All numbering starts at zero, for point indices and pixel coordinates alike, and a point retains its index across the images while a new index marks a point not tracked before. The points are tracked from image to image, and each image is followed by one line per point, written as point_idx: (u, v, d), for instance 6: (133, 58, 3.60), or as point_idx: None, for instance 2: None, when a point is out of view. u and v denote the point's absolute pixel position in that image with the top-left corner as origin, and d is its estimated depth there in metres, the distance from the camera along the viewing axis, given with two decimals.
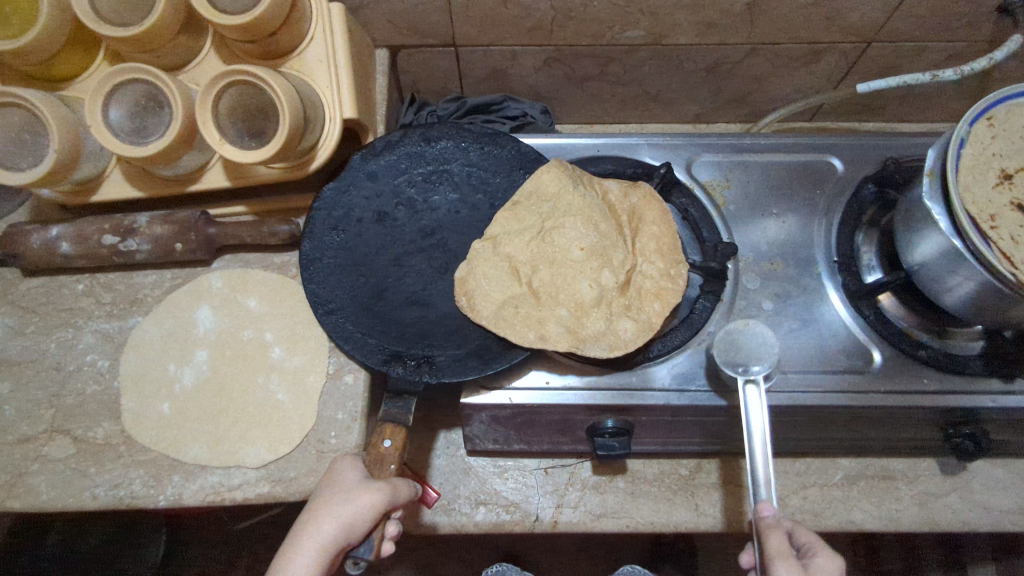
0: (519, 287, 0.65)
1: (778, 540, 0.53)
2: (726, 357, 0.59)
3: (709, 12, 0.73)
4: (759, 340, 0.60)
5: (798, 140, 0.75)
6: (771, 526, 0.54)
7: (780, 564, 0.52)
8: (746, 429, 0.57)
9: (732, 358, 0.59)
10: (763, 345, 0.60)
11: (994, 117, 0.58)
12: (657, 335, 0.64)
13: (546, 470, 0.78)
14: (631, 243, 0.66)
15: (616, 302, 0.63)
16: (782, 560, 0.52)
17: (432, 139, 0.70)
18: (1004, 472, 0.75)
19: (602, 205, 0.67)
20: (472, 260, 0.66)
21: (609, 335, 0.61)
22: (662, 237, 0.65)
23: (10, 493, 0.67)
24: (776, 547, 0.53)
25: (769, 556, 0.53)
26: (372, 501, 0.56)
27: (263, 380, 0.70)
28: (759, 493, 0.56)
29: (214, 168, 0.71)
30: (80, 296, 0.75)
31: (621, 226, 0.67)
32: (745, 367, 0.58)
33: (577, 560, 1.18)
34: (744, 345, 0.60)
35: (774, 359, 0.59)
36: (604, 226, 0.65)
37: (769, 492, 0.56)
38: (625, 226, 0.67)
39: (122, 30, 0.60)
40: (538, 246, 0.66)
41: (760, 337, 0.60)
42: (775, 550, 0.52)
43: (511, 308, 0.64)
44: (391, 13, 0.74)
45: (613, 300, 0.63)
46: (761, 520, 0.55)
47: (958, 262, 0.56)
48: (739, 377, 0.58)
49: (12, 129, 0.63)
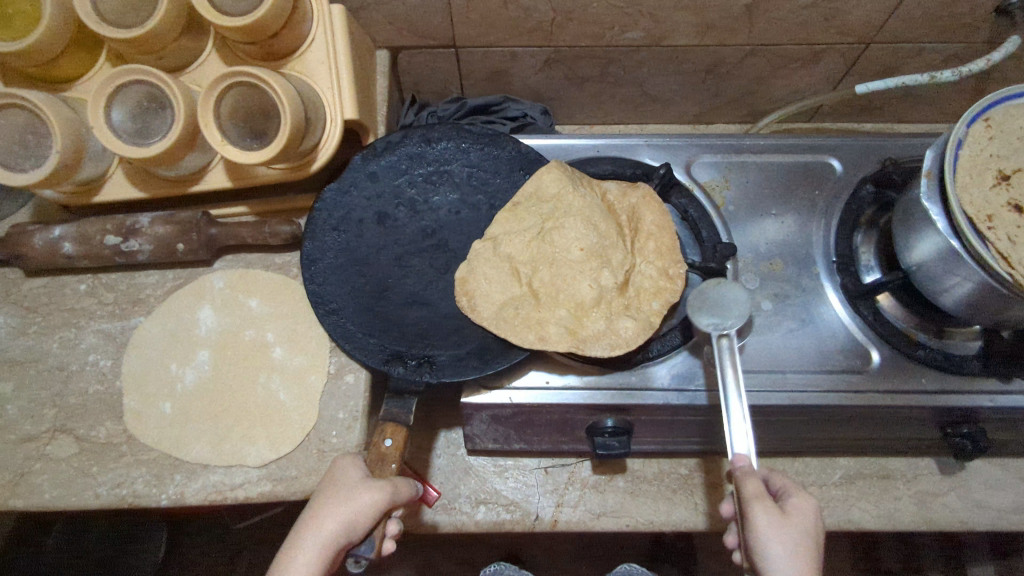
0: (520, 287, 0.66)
1: (754, 484, 0.54)
2: (699, 312, 0.61)
3: (709, 14, 0.74)
4: (730, 297, 0.61)
5: (798, 140, 0.75)
6: (747, 474, 0.55)
7: (758, 507, 0.53)
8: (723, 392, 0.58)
9: (704, 313, 0.60)
10: (734, 300, 0.60)
11: (991, 119, 0.59)
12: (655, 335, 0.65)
13: (546, 469, 0.78)
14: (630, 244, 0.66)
15: (615, 302, 0.64)
16: (758, 500, 0.54)
17: (433, 140, 0.71)
18: (1003, 471, 0.75)
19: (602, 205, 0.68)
20: (473, 260, 0.66)
21: (609, 335, 0.61)
22: (661, 237, 0.66)
23: (13, 492, 0.67)
24: (754, 492, 0.54)
25: (747, 502, 0.54)
26: (375, 500, 0.56)
27: (264, 380, 0.70)
28: (736, 446, 0.57)
29: (216, 168, 0.71)
30: (82, 297, 0.75)
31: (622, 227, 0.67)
32: (719, 323, 0.59)
33: (577, 559, 1.18)
34: (715, 302, 0.61)
35: (746, 311, 0.59)
36: (604, 226, 0.65)
37: (749, 445, 0.56)
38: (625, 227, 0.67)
39: (123, 32, 0.60)
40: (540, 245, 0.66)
41: (729, 292, 0.61)
42: (752, 491, 0.54)
43: (511, 307, 0.64)
44: (392, 14, 0.75)
45: (612, 300, 0.64)
46: (738, 470, 0.56)
47: (957, 262, 0.56)
48: (713, 333, 0.60)
49: (14, 129, 0.64)
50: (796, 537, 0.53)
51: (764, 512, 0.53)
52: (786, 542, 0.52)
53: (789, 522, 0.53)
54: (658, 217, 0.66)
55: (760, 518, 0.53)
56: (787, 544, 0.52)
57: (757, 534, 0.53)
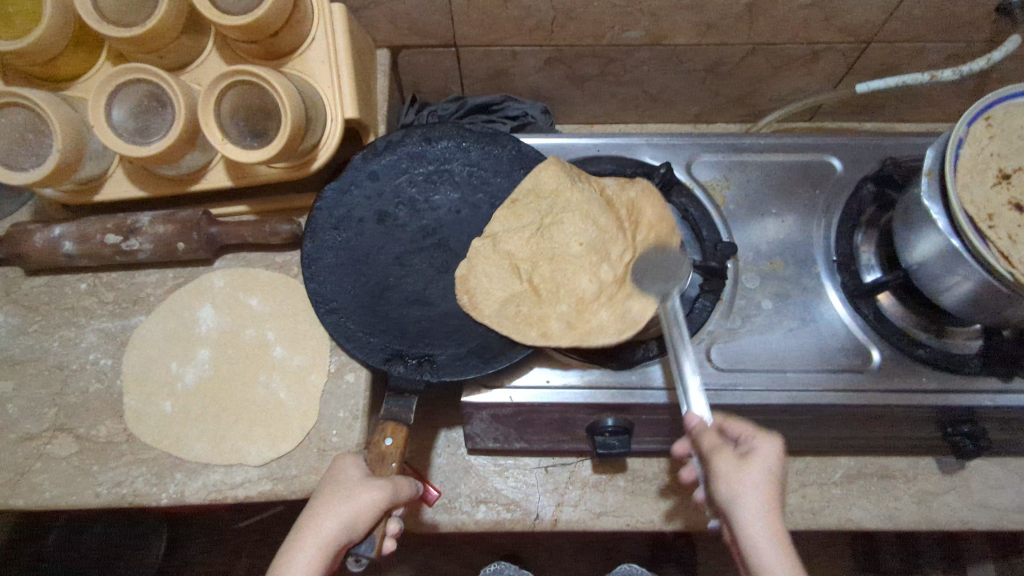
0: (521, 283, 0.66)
1: (708, 437, 0.54)
2: (643, 276, 0.63)
3: (709, 14, 0.74)
4: (669, 257, 0.63)
5: (798, 139, 0.75)
6: (701, 429, 0.55)
7: (717, 456, 0.53)
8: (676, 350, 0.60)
9: (647, 276, 0.63)
10: (676, 261, 0.63)
11: (991, 118, 0.59)
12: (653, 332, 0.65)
13: (546, 469, 0.78)
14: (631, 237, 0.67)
15: (616, 294, 0.64)
16: (717, 450, 0.53)
17: (433, 139, 0.71)
18: (1002, 471, 0.75)
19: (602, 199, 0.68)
20: (472, 258, 0.67)
21: (610, 328, 0.62)
22: (662, 224, 0.64)
23: (14, 491, 0.67)
24: (710, 443, 0.54)
25: (706, 455, 0.53)
26: (375, 499, 0.56)
27: (264, 379, 0.70)
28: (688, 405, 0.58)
29: (216, 168, 0.71)
30: (83, 296, 0.75)
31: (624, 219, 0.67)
32: (662, 288, 0.62)
33: (576, 559, 1.18)
34: (650, 266, 0.63)
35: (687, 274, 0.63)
36: (602, 220, 0.66)
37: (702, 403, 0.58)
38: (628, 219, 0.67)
39: (125, 31, 0.60)
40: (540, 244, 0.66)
41: (671, 255, 0.63)
42: (709, 443, 0.53)
43: (510, 301, 0.65)
44: (392, 14, 0.75)
45: (613, 293, 0.64)
46: (692, 429, 0.55)
47: (957, 261, 0.56)
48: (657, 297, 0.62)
49: (14, 129, 0.64)
50: (759, 478, 0.51)
51: (724, 460, 0.52)
52: (748, 488, 0.50)
53: (753, 468, 0.51)
54: (658, 208, 0.65)
55: (721, 467, 0.52)
56: (753, 485, 0.50)
57: (720, 483, 0.52)
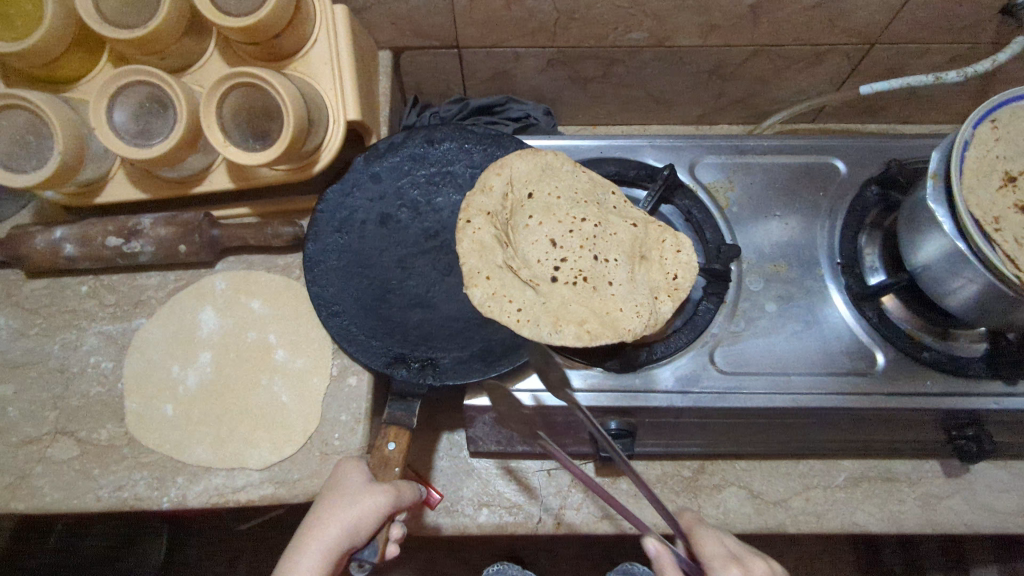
0: (631, 241, 0.66)
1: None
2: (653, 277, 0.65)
3: (712, 14, 0.73)
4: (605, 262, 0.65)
5: (801, 141, 0.75)
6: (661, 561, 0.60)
7: None
8: (724, 326, 0.67)
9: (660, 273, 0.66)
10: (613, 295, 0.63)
11: (997, 120, 0.58)
12: (691, 323, 0.66)
13: (549, 472, 0.78)
14: (507, 237, 0.66)
15: (552, 283, 0.64)
16: None
17: (436, 141, 0.70)
18: (1007, 474, 0.75)
19: (502, 195, 0.67)
20: (573, 295, 0.63)
21: (554, 240, 0.65)
22: (500, 254, 0.65)
23: (14, 495, 0.67)
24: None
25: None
26: (377, 505, 0.56)
27: (266, 382, 0.70)
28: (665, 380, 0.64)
29: (218, 170, 0.71)
30: (83, 299, 0.75)
31: (499, 211, 0.66)
32: (667, 280, 0.65)
33: (578, 559, 1.18)
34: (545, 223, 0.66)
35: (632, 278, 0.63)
36: (509, 262, 0.65)
37: (774, 339, 0.66)
38: (500, 213, 0.66)
39: (127, 33, 0.60)
40: (493, 258, 0.65)
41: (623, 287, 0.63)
42: None
43: (665, 241, 0.66)
44: (394, 15, 0.75)
45: (545, 282, 0.64)
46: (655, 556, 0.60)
47: (961, 264, 0.56)
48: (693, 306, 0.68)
49: (15, 131, 0.63)
50: None
51: None
52: None
53: None
54: (507, 254, 0.65)
55: None
56: None
57: None
